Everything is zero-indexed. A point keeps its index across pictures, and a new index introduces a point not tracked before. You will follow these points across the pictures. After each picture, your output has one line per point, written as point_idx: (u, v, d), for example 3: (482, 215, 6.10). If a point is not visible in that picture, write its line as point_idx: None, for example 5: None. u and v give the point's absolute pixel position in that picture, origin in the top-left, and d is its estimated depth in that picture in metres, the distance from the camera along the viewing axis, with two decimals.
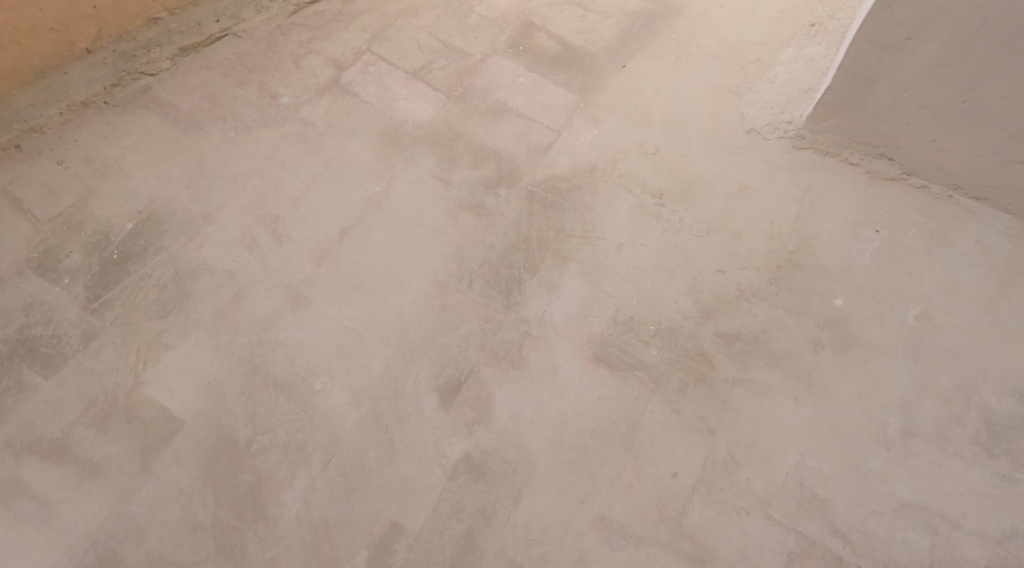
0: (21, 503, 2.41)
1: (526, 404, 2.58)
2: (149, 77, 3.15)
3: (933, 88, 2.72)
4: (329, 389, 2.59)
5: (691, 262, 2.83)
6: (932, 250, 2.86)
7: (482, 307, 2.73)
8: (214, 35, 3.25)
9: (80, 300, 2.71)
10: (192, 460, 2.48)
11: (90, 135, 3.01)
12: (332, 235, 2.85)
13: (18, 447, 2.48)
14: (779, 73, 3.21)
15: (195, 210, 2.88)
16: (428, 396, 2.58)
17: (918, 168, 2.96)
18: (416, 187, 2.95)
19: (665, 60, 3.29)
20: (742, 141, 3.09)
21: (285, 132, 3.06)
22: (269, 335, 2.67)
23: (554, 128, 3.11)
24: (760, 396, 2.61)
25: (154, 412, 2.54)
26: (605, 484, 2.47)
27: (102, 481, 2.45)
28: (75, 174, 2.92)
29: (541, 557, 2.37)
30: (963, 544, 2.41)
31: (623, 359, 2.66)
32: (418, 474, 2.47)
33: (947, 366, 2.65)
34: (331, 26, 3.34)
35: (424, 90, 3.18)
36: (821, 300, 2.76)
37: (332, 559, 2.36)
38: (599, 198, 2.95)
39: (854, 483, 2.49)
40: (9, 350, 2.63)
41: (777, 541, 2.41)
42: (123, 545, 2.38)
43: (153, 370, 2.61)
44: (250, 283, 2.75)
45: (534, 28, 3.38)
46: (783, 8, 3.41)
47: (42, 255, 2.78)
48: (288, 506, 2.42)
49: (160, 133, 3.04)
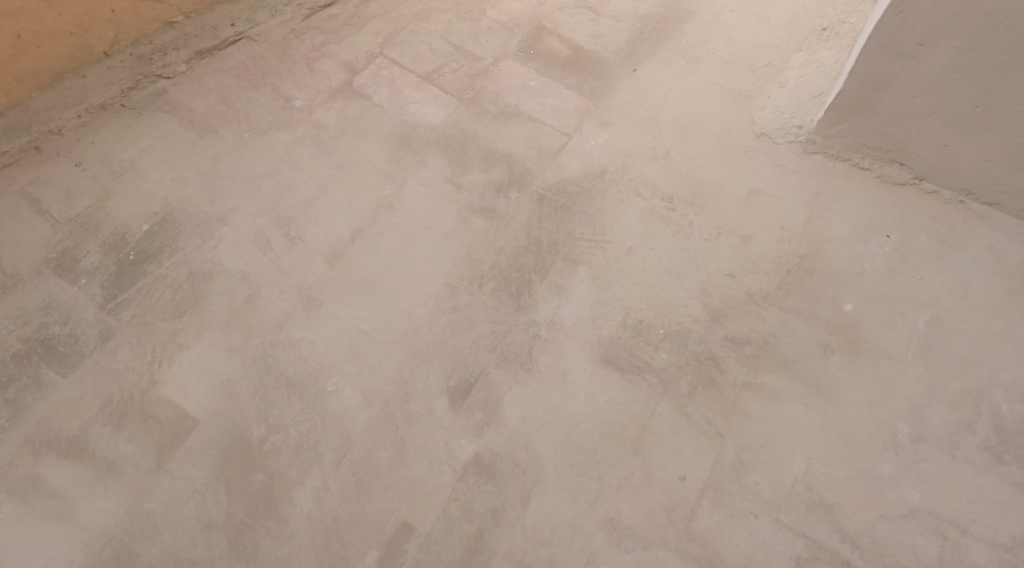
0: (39, 499, 2.45)
1: (536, 406, 2.60)
2: (165, 80, 3.19)
3: (945, 93, 2.72)
4: (341, 390, 2.62)
5: (701, 266, 2.84)
6: (943, 256, 2.86)
7: (492, 309, 2.75)
8: (229, 39, 3.29)
9: (97, 300, 2.75)
10: (206, 459, 2.51)
11: (108, 137, 3.05)
12: (344, 237, 2.88)
13: (36, 444, 2.52)
14: (790, 78, 3.22)
15: (210, 211, 2.92)
16: (438, 398, 2.61)
17: (929, 173, 2.96)
18: (427, 190, 2.98)
19: (676, 64, 3.31)
20: (753, 145, 3.10)
21: (298, 135, 3.09)
22: (282, 336, 2.70)
23: (564, 132, 3.13)
24: (769, 400, 2.62)
25: (169, 411, 2.58)
26: (615, 487, 2.49)
27: (118, 479, 2.48)
28: (92, 175, 2.97)
29: (549, 558, 2.39)
30: (972, 551, 2.41)
31: (632, 363, 2.68)
32: (428, 474, 2.50)
33: (958, 373, 2.66)
34: (344, 30, 3.37)
35: (436, 94, 3.21)
36: (831, 305, 2.77)
37: (344, 559, 2.39)
38: (609, 201, 2.97)
39: (863, 488, 2.49)
40: (28, 349, 2.66)
41: (786, 545, 2.42)
42: (139, 542, 2.41)
43: (168, 369, 2.64)
44: (263, 284, 2.78)
45: (545, 31, 3.40)
46: (795, 12, 3.42)
47: (60, 255, 2.82)
48: (300, 505, 2.45)
49: (176, 135, 3.07)
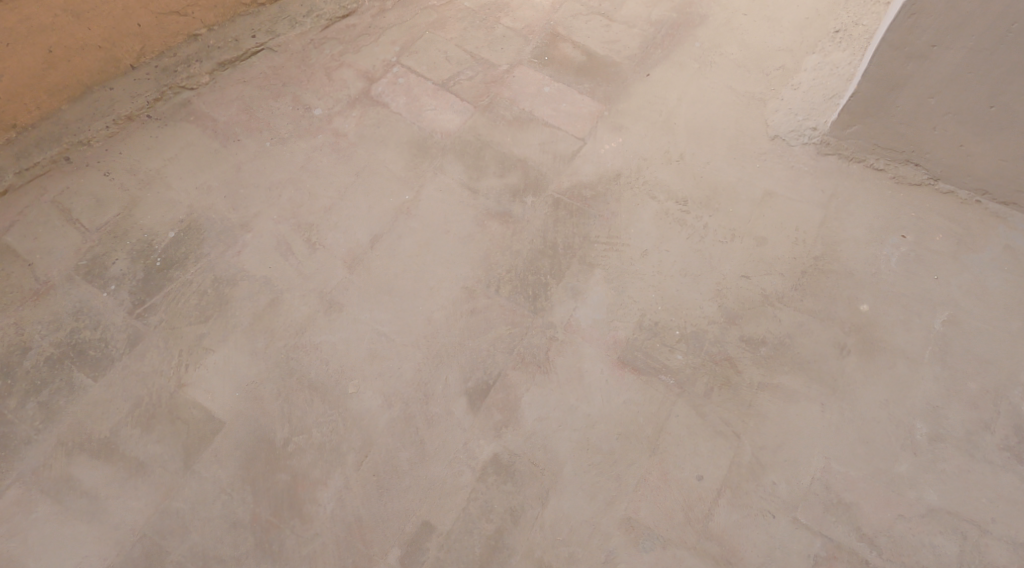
0: (72, 499, 2.52)
1: (553, 407, 2.63)
2: (189, 91, 3.27)
3: (959, 93, 2.74)
4: (362, 391, 2.67)
5: (717, 268, 2.87)
6: (959, 256, 2.87)
7: (509, 311, 2.80)
8: (250, 50, 3.37)
9: (126, 305, 2.82)
10: (231, 459, 2.57)
11: (135, 147, 3.13)
12: (363, 242, 2.93)
13: (69, 445, 2.60)
14: (803, 79, 3.24)
15: (234, 218, 2.99)
16: (457, 399, 2.65)
17: (944, 173, 2.97)
18: (445, 196, 3.03)
19: (688, 68, 3.34)
20: (766, 148, 3.12)
21: (318, 143, 3.15)
22: (304, 340, 2.76)
23: (579, 137, 3.17)
24: (785, 400, 2.64)
25: (196, 413, 2.64)
26: (632, 487, 2.52)
27: (147, 479, 2.55)
28: (120, 184, 3.05)
29: (568, 557, 2.43)
30: (992, 550, 2.42)
31: (648, 364, 2.71)
32: (448, 475, 2.54)
33: (976, 373, 2.66)
34: (362, 40, 3.44)
35: (452, 101, 3.26)
36: (847, 305, 2.79)
37: (367, 557, 2.43)
38: (624, 205, 3.01)
39: (880, 488, 2.51)
40: (60, 353, 2.74)
41: (804, 544, 2.44)
42: (168, 540, 2.47)
43: (194, 372, 2.71)
44: (285, 289, 2.85)
45: (559, 38, 3.45)
46: (807, 16, 3.44)
47: (90, 262, 2.90)
48: (324, 504, 2.50)
49: (200, 144, 3.15)
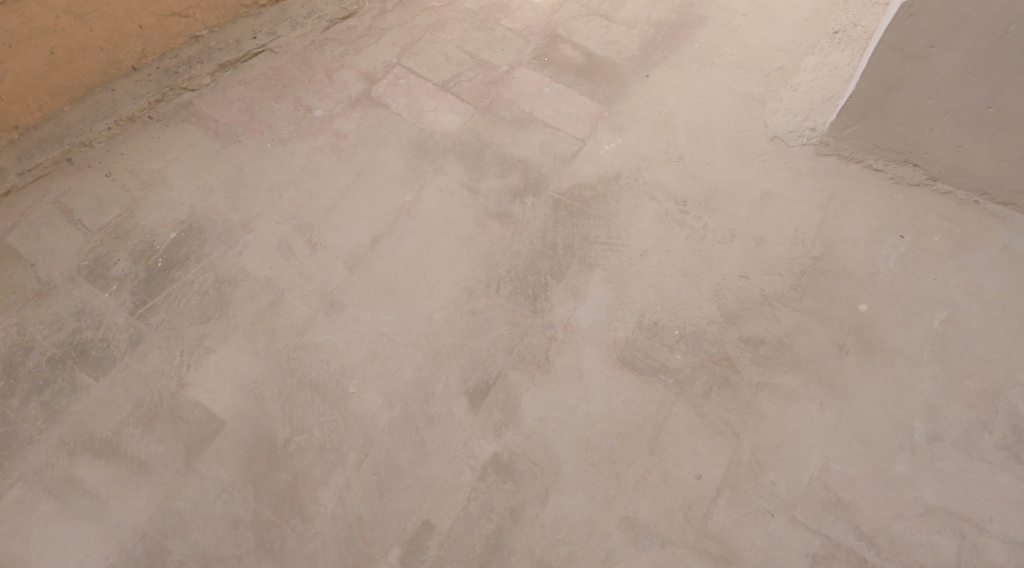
0: (74, 498, 2.53)
1: (553, 406, 2.65)
2: (190, 92, 3.28)
3: (957, 94, 2.75)
4: (363, 391, 2.68)
5: (716, 269, 2.88)
6: (958, 256, 2.88)
7: (510, 311, 2.81)
8: (251, 52, 3.38)
9: (128, 305, 2.84)
10: (232, 459, 2.58)
11: (136, 148, 3.15)
12: (364, 243, 2.95)
13: (71, 444, 2.61)
14: (802, 80, 3.25)
15: (235, 219, 3.00)
16: (457, 399, 2.66)
17: (943, 174, 2.98)
18: (445, 196, 3.04)
19: (688, 69, 3.35)
20: (765, 148, 3.14)
21: (318, 144, 3.17)
22: (305, 340, 2.77)
23: (578, 137, 3.19)
24: (784, 399, 2.65)
25: (197, 413, 2.65)
26: (631, 486, 2.53)
27: (149, 478, 2.56)
28: (122, 185, 3.06)
29: (568, 556, 2.44)
30: (990, 549, 2.43)
31: (647, 364, 2.72)
32: (449, 474, 2.55)
33: (974, 372, 2.67)
34: (362, 41, 3.45)
35: (452, 102, 3.28)
36: (846, 305, 2.80)
37: (367, 556, 2.45)
38: (624, 205, 3.02)
39: (879, 487, 2.52)
40: (63, 353, 2.75)
41: (802, 543, 2.45)
42: (169, 539, 2.48)
43: (195, 372, 2.72)
44: (286, 289, 2.86)
45: (559, 39, 3.46)
46: (806, 17, 3.46)
47: (92, 262, 2.91)
48: (324, 503, 2.52)
49: (201, 145, 3.16)
